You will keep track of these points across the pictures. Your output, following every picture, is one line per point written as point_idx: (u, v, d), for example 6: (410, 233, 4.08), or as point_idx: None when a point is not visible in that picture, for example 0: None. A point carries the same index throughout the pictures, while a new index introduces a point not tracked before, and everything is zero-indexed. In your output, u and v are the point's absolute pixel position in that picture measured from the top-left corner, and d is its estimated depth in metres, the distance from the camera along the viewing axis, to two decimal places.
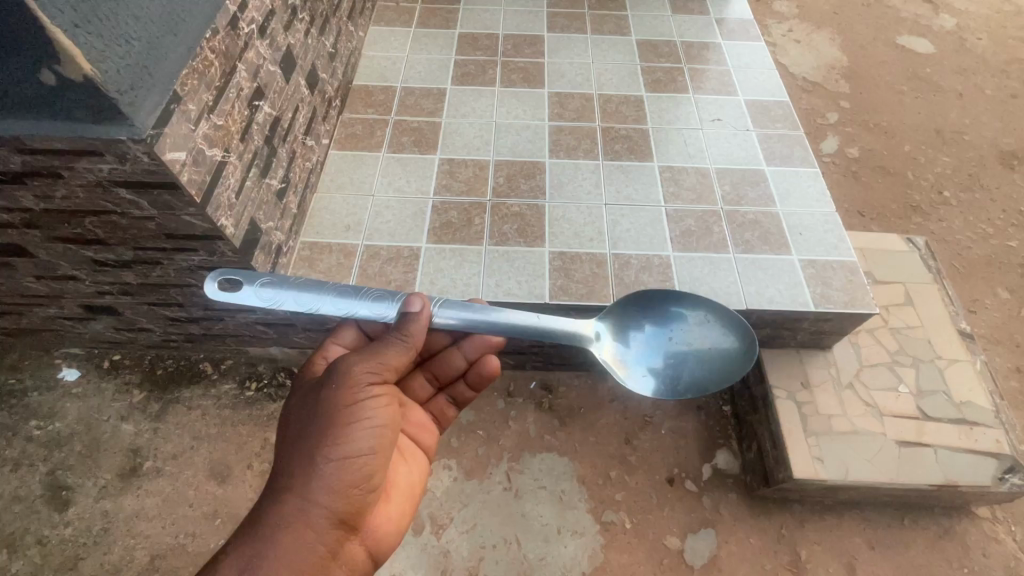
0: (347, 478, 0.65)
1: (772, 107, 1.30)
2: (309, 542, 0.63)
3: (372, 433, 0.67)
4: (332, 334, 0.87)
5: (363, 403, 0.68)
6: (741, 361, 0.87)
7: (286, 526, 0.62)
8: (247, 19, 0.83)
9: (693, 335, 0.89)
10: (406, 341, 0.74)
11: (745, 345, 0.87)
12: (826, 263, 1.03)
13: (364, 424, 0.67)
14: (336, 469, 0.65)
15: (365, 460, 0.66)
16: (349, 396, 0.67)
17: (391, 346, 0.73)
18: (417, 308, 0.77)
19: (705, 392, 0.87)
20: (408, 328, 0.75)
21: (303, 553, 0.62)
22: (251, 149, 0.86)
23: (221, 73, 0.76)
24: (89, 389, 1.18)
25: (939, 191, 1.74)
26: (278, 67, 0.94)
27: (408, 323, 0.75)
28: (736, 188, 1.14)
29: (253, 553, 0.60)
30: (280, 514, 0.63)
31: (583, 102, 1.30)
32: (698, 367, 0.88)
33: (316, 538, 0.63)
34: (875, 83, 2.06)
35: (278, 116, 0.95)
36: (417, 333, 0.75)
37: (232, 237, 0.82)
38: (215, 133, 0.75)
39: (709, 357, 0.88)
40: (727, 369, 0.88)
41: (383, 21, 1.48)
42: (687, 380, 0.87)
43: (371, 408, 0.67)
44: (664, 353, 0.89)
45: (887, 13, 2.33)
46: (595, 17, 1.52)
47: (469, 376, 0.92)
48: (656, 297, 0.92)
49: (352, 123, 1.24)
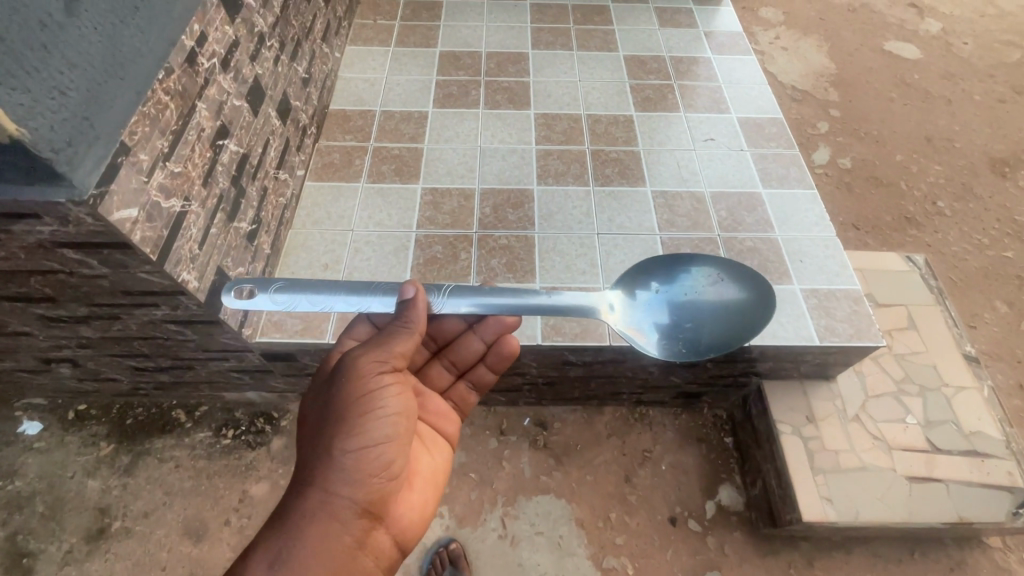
0: (369, 467, 0.64)
1: (766, 125, 1.26)
2: (337, 532, 0.61)
3: (388, 420, 0.66)
4: (345, 328, 0.82)
5: (377, 391, 0.66)
6: (758, 314, 0.83)
7: (312, 518, 0.60)
8: (207, 53, 0.77)
9: (710, 294, 0.84)
10: (411, 329, 0.70)
11: (762, 297, 0.83)
12: (829, 292, 0.99)
13: (380, 412, 0.66)
14: (357, 460, 0.63)
15: (385, 446, 0.65)
16: (364, 385, 0.66)
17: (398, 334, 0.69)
18: (415, 295, 0.72)
19: (727, 351, 0.83)
20: (410, 314, 0.71)
21: (331, 545, 0.60)
22: (215, 192, 0.79)
23: (177, 116, 0.70)
24: (52, 443, 1.10)
25: (933, 201, 1.72)
26: (245, 100, 0.88)
27: (410, 309, 0.71)
28: (732, 213, 1.10)
29: (282, 546, 0.58)
30: (305, 507, 0.60)
31: (571, 123, 1.25)
32: (718, 327, 0.83)
33: (344, 528, 0.61)
34: (864, 90, 2.04)
35: (247, 153, 0.89)
36: (419, 318, 0.72)
37: (196, 291, 0.75)
38: (172, 181, 0.69)
39: (728, 315, 0.83)
40: (745, 324, 0.84)
41: (361, 40, 1.42)
42: (708, 342, 0.83)
43: (385, 396, 0.66)
44: (681, 316, 0.83)
45: (872, 18, 2.31)
46: (580, 32, 1.47)
47: (491, 359, 0.89)
48: (666, 257, 0.86)
49: (329, 151, 1.18)
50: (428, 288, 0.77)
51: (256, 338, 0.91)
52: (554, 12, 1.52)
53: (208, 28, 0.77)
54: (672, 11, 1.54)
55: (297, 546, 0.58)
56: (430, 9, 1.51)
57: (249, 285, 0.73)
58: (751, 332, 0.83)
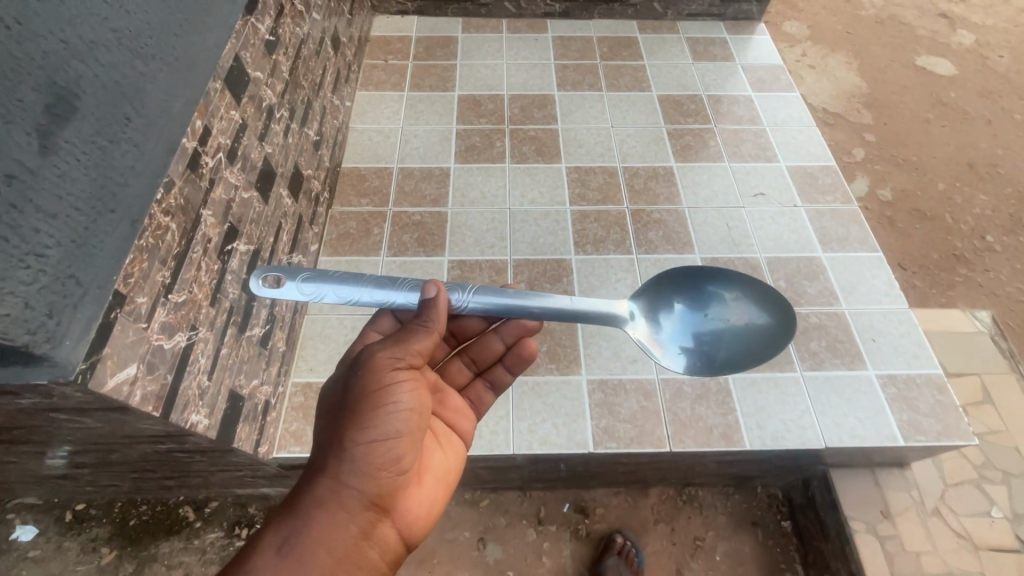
0: (381, 458, 0.57)
1: (818, 175, 1.16)
2: (344, 523, 0.53)
3: (403, 412, 0.59)
4: (369, 319, 0.75)
5: (393, 383, 0.59)
6: (781, 331, 0.73)
7: (321, 507, 0.53)
8: (212, 149, 0.67)
9: (731, 310, 0.74)
10: (430, 328, 0.63)
11: (783, 320, 0.74)
12: (909, 379, 0.89)
13: (394, 404, 0.58)
14: (369, 452, 0.56)
15: (398, 440, 0.58)
16: (378, 377, 0.59)
17: (414, 333, 0.62)
18: (434, 295, 0.64)
19: (744, 368, 0.73)
20: (430, 315, 0.63)
21: (337, 539, 0.52)
22: (225, 307, 0.69)
23: (180, 235, 0.60)
24: (49, 550, 1.00)
25: (981, 235, 1.61)
26: (254, 189, 0.78)
27: (430, 308, 0.63)
28: (792, 282, 1.00)
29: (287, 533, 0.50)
30: (313, 495, 0.53)
31: (606, 179, 1.14)
32: (738, 343, 0.73)
33: (351, 521, 0.54)
34: (899, 111, 1.92)
35: (259, 247, 0.78)
36: (438, 318, 0.63)
37: (206, 429, 0.65)
38: (176, 314, 0.59)
39: (748, 332, 0.73)
40: (766, 342, 0.74)
41: (373, 84, 1.31)
42: (723, 358, 0.73)
43: (401, 388, 0.59)
44: (699, 330, 0.73)
45: (902, 29, 2.19)
46: (608, 69, 1.36)
47: (509, 358, 0.78)
48: (694, 267, 0.76)
49: (344, 219, 1.07)
50: (452, 284, 0.67)
51: (273, 454, 0.82)
52: (578, 46, 1.41)
53: (212, 119, 0.67)
54: (705, 42, 1.43)
55: (303, 535, 0.51)
56: (445, 46, 1.40)
57: (283, 273, 0.64)
58: (771, 352, 0.73)
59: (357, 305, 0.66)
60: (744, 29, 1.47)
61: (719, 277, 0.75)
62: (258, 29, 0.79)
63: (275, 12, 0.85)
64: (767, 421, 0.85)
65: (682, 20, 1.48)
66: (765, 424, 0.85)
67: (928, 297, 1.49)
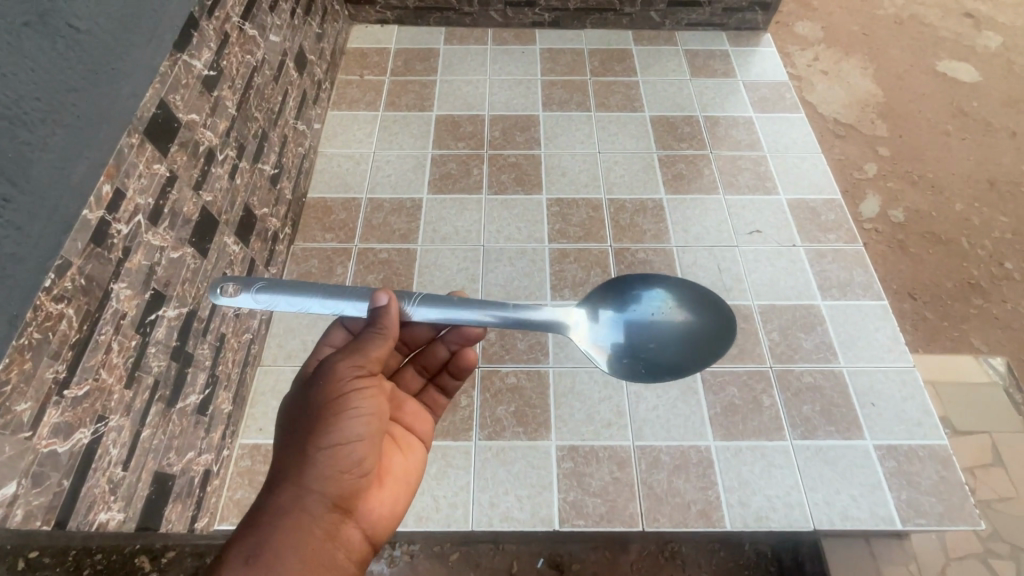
0: (341, 461, 0.50)
1: (821, 210, 1.07)
2: (312, 526, 0.47)
3: (362, 414, 0.51)
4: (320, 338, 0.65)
5: (352, 383, 0.52)
6: (721, 333, 0.68)
7: (287, 513, 0.47)
8: (126, 212, 0.60)
9: (671, 311, 0.68)
10: (384, 333, 0.55)
11: (720, 323, 0.68)
12: (909, 451, 0.81)
13: (355, 405, 0.52)
14: (331, 456, 0.49)
15: (361, 441, 0.51)
16: (335, 380, 0.52)
17: (366, 338, 0.55)
18: (388, 302, 0.56)
19: (688, 372, 0.67)
20: (381, 319, 0.55)
21: (302, 547, 0.46)
22: (147, 385, 0.63)
23: (81, 320, 0.53)
24: None
25: (999, 262, 1.48)
26: (188, 244, 0.71)
27: (378, 315, 0.55)
28: (786, 335, 0.92)
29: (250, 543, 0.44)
30: (277, 501, 0.47)
31: (589, 213, 1.06)
32: (681, 345, 0.67)
33: (319, 525, 0.48)
34: (917, 121, 1.78)
35: (195, 308, 0.72)
36: (392, 323, 0.55)
37: (121, 524, 0.59)
38: (76, 410, 0.53)
39: (692, 333, 0.67)
40: (710, 345, 0.68)
41: (346, 102, 1.24)
42: (668, 362, 0.66)
43: (360, 387, 0.52)
44: (640, 334, 0.67)
45: (924, 31, 2.03)
46: (598, 87, 1.26)
47: (455, 364, 0.71)
48: (628, 276, 0.70)
49: (306, 257, 1.00)
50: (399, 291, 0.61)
51: (214, 526, 0.77)
52: (568, 59, 1.32)
53: (126, 179, 0.60)
54: (704, 56, 1.33)
55: (270, 542, 0.45)
56: (425, 59, 1.32)
57: (237, 281, 0.58)
58: (713, 355, 0.67)
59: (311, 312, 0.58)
60: (748, 40, 1.36)
61: (653, 279, 0.70)
62: (192, 67, 0.71)
63: (216, 43, 0.77)
64: (751, 497, 0.78)
65: (681, 30, 1.37)
66: (749, 501, 0.78)
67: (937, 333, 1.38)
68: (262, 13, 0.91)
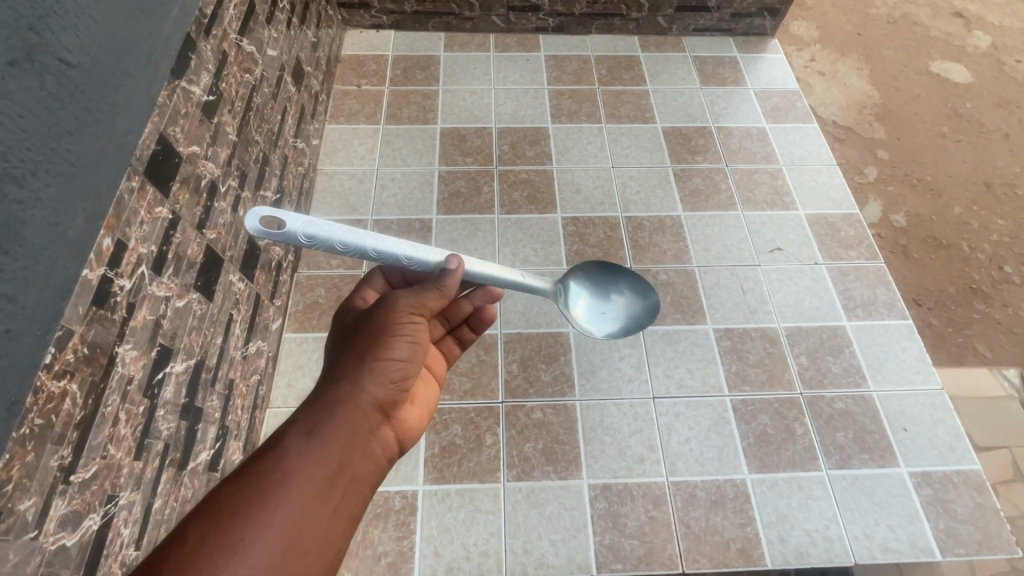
0: (391, 373, 0.51)
1: (841, 225, 1.05)
2: (363, 418, 0.50)
3: (413, 337, 0.53)
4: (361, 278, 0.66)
5: (409, 309, 0.53)
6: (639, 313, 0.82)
7: (339, 408, 0.48)
8: (129, 263, 0.54)
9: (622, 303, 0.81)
10: (445, 290, 0.55)
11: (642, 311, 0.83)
12: (944, 478, 0.81)
13: (407, 329, 0.53)
14: (382, 367, 0.51)
15: (409, 362, 0.52)
16: (393, 307, 0.53)
17: (424, 287, 0.55)
18: (455, 268, 0.56)
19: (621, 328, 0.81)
20: (444, 278, 0.55)
21: (349, 438, 0.48)
22: (154, 451, 0.57)
23: (84, 394, 0.47)
24: None
25: (999, 265, 1.20)
26: (194, 288, 0.65)
27: (443, 274, 0.55)
28: (814, 358, 0.90)
29: (309, 423, 0.47)
30: (333, 393, 0.49)
31: (607, 232, 1.02)
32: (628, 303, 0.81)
33: (365, 426, 0.50)
34: (911, 123, 1.44)
35: (202, 358, 0.66)
36: (451, 283, 0.55)
37: None
38: (82, 496, 0.48)
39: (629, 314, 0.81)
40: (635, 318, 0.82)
41: (344, 114, 1.17)
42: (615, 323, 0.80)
43: (413, 316, 0.53)
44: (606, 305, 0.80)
45: (916, 31, 1.65)
46: (608, 96, 1.22)
47: (475, 318, 0.71)
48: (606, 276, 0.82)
49: (312, 285, 0.95)
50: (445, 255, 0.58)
51: None
52: (574, 67, 1.27)
53: (127, 229, 0.53)
54: (713, 63, 1.29)
55: (328, 423, 0.47)
56: (425, 67, 1.25)
57: (285, 215, 0.50)
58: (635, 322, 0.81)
59: (367, 258, 0.55)
60: (756, 46, 1.33)
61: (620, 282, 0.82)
62: (191, 93, 0.65)
63: (215, 64, 0.70)
64: (790, 532, 0.76)
65: (688, 36, 1.34)
66: (787, 538, 0.76)
67: (942, 346, 1.10)
68: (259, 27, 0.84)
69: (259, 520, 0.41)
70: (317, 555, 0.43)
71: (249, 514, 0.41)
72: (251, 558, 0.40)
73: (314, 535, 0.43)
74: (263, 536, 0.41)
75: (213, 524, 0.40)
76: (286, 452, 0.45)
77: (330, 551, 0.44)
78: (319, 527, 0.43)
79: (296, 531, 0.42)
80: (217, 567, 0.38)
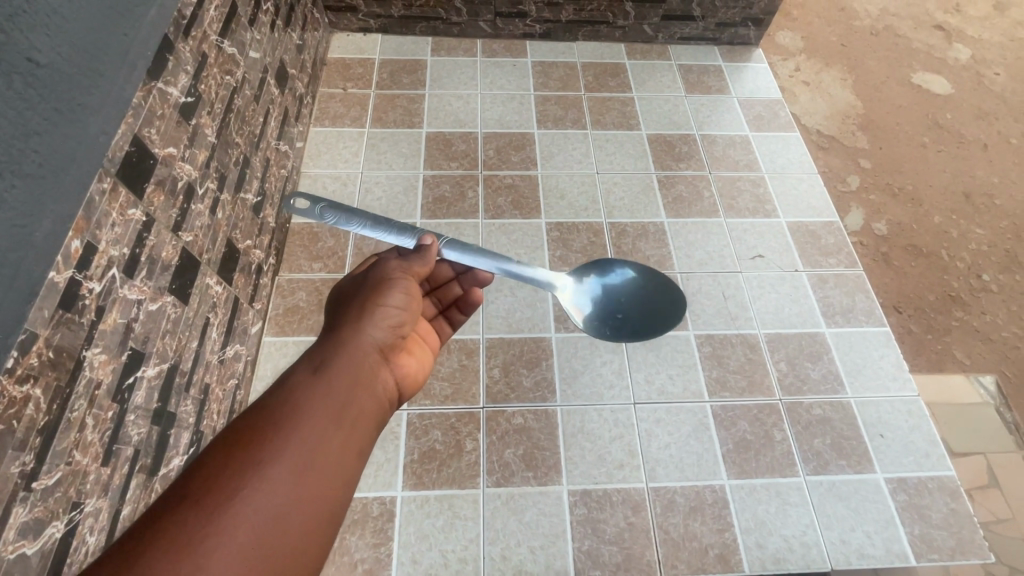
0: (390, 317, 0.52)
1: (821, 233, 1.06)
2: (367, 360, 0.49)
3: (408, 287, 0.55)
4: None
5: (398, 268, 0.57)
6: (648, 292, 0.78)
7: (344, 348, 0.48)
8: (99, 266, 0.53)
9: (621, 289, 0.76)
10: (425, 255, 0.59)
11: (646, 288, 0.78)
12: (919, 484, 0.82)
13: (399, 281, 0.55)
14: (381, 314, 0.52)
15: (406, 309, 0.54)
16: (382, 270, 0.56)
17: (407, 256, 0.58)
18: (429, 245, 0.59)
19: (648, 318, 0.77)
20: (422, 252, 0.59)
21: (358, 372, 0.47)
22: (121, 455, 0.56)
23: (48, 400, 0.46)
24: None
25: (977, 273, 1.22)
26: (169, 290, 0.64)
27: (420, 251, 0.59)
28: (794, 365, 0.91)
29: (316, 361, 0.46)
30: (338, 337, 0.49)
31: (591, 238, 1.02)
32: (650, 312, 0.77)
33: (371, 365, 0.49)
34: (892, 133, 1.47)
35: (176, 362, 0.65)
36: (426, 258, 0.58)
37: None
38: (43, 504, 0.47)
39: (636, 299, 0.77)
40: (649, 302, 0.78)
41: (328, 117, 1.17)
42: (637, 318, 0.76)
43: (403, 272, 0.56)
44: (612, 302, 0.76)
45: (897, 42, 1.67)
46: (593, 103, 1.23)
47: (463, 300, 0.71)
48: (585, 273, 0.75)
49: (293, 289, 0.94)
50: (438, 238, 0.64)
51: None
52: (561, 73, 1.28)
53: (98, 231, 0.53)
54: (698, 71, 1.31)
55: (335, 360, 0.47)
56: (411, 72, 1.25)
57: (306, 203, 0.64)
58: (653, 304, 0.78)
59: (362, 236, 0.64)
60: (740, 55, 1.35)
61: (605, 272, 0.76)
62: (169, 94, 0.64)
63: (193, 65, 0.70)
64: (768, 538, 0.77)
65: (673, 44, 1.35)
66: (764, 544, 0.76)
67: (921, 354, 1.11)
68: (241, 28, 0.83)
69: (275, 442, 0.40)
70: (336, 477, 0.41)
71: (264, 441, 0.39)
72: (271, 479, 0.38)
73: (332, 456, 0.41)
74: (280, 460, 0.39)
75: (227, 456, 0.38)
76: (296, 386, 0.44)
77: (348, 479, 0.42)
78: (337, 449, 0.42)
79: (313, 454, 0.40)
80: (234, 492, 0.36)
